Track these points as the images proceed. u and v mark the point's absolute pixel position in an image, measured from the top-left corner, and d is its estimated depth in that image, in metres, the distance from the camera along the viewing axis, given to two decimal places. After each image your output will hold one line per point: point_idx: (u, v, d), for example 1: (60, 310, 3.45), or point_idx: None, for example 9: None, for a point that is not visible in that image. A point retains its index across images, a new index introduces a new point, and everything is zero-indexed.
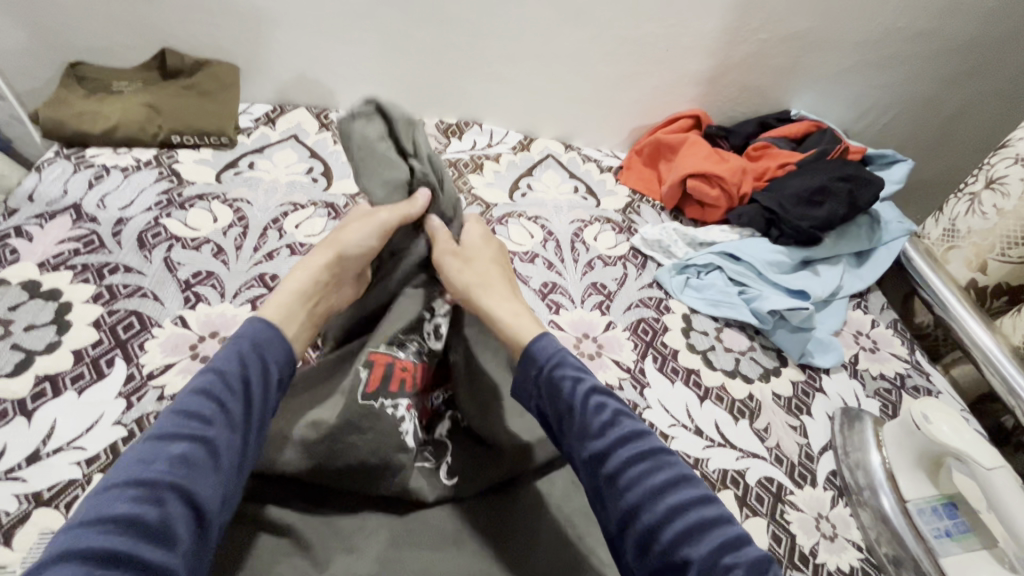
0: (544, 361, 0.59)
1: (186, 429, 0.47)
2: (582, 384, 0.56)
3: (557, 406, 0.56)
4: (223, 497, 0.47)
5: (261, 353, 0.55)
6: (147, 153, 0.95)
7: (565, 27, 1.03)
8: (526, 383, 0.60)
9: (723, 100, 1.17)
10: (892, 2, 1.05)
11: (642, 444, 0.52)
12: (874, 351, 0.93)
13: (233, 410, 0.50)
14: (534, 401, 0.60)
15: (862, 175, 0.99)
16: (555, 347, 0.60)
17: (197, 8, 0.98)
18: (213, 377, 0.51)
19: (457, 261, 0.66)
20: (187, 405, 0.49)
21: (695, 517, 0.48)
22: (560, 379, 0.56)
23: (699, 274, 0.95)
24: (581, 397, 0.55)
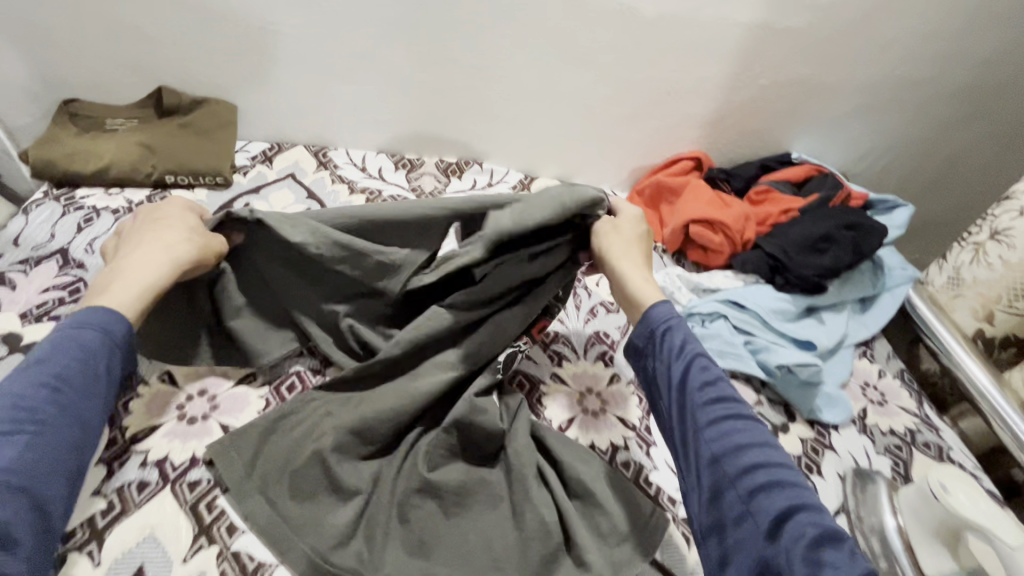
0: (659, 322, 0.67)
1: (18, 420, 0.51)
2: (688, 344, 0.65)
3: (665, 359, 0.65)
4: (69, 487, 0.53)
5: (110, 348, 0.59)
6: (140, 195, 0.93)
7: (566, 71, 1.03)
8: (637, 340, 0.69)
9: (724, 142, 1.17)
10: (892, 51, 1.05)
11: (733, 405, 0.60)
12: (883, 404, 0.91)
13: (73, 402, 0.55)
14: (641, 357, 0.68)
15: (864, 224, 0.99)
16: (669, 312, 0.68)
17: (194, 48, 0.97)
18: (62, 365, 0.55)
19: (610, 230, 0.75)
20: (26, 395, 0.53)
21: (774, 475, 0.53)
22: (672, 337, 0.65)
23: (704, 322, 0.93)
24: (687, 354, 0.63)
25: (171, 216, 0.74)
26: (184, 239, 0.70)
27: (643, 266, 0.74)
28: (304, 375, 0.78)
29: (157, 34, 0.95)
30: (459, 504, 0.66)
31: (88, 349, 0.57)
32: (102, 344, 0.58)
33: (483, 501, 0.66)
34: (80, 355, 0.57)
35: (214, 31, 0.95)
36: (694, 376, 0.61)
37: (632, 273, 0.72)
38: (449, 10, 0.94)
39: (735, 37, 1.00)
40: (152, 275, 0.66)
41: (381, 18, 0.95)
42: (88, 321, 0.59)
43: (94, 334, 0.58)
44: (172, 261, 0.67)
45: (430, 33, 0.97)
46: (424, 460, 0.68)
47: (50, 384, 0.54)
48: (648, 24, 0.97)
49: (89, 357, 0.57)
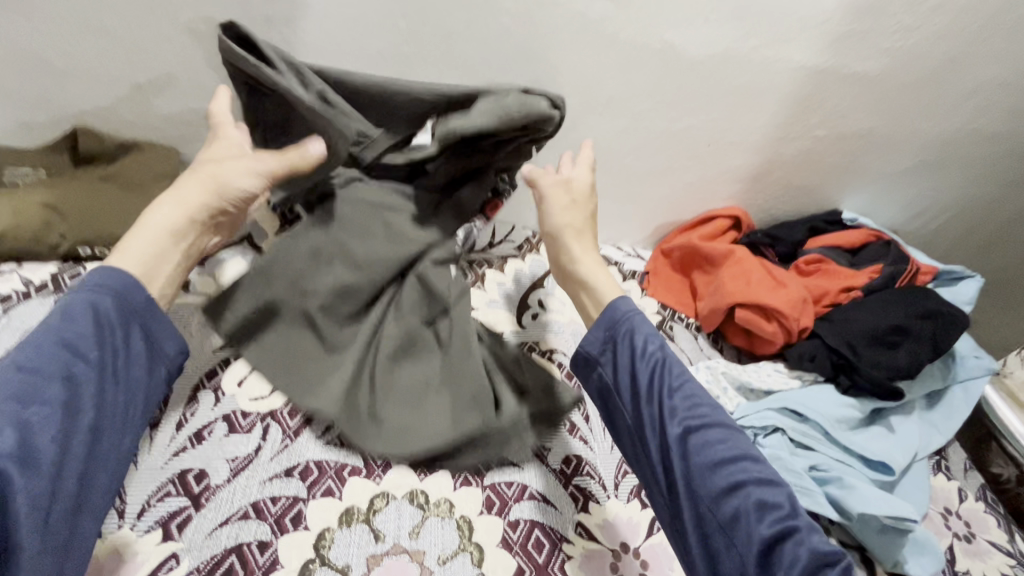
0: (620, 319, 0.62)
1: (27, 396, 0.44)
2: (652, 347, 0.59)
3: (630, 367, 0.59)
4: (74, 480, 0.46)
5: (131, 319, 0.52)
6: (43, 271, 0.72)
7: (589, 117, 0.84)
8: (597, 339, 0.63)
9: (766, 198, 1.00)
10: (972, 101, 0.88)
11: (709, 415, 0.56)
12: (970, 540, 0.75)
13: (87, 374, 0.48)
14: (600, 360, 0.62)
15: (944, 311, 0.82)
16: (629, 309, 0.62)
17: (116, 80, 0.75)
18: (78, 334, 0.48)
19: (558, 201, 0.68)
20: (42, 362, 0.46)
21: (758, 495, 0.51)
22: (641, 338, 0.60)
23: (757, 438, 0.76)
24: (653, 359, 0.58)
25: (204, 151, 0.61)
26: (197, 180, 0.57)
27: (590, 246, 0.69)
28: (246, 551, 0.55)
29: (67, 65, 0.73)
30: (406, 382, 0.67)
31: (104, 320, 0.50)
32: (118, 312, 0.51)
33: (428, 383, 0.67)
34: (95, 325, 0.49)
35: (143, 63, 0.74)
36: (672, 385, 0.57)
37: (580, 257, 0.68)
38: (447, 44, 0.74)
39: (795, 82, 0.82)
40: (162, 219, 0.55)
41: (360, 51, 0.74)
42: (100, 281, 0.51)
43: (109, 299, 0.51)
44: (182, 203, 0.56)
45: (422, 70, 0.77)
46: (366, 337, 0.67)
47: (65, 357, 0.47)
48: (692, 66, 0.79)
49: (107, 329, 0.50)
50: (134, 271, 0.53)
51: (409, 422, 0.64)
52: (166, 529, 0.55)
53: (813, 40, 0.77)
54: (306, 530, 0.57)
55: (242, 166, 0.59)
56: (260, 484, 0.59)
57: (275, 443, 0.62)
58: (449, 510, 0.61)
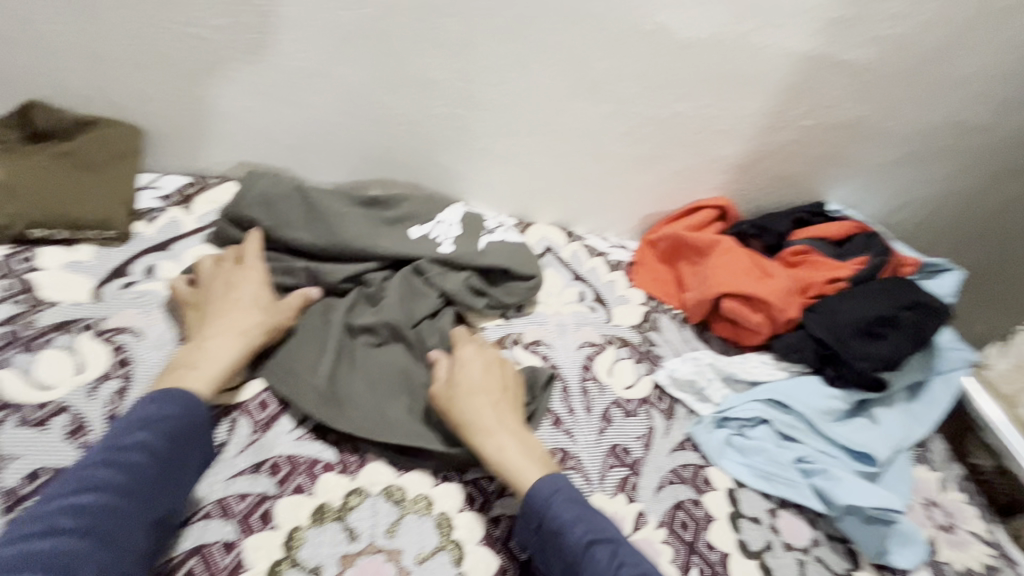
0: (536, 509, 0.55)
1: (112, 491, 0.47)
2: (579, 533, 0.52)
3: (558, 560, 0.53)
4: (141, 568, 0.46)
5: (197, 426, 0.54)
6: None
7: (576, 101, 0.81)
8: (529, 540, 0.55)
9: (753, 189, 0.99)
10: (958, 93, 0.88)
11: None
12: (952, 531, 0.75)
13: (160, 472, 0.50)
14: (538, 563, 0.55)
15: (929, 301, 0.82)
16: (549, 494, 0.55)
17: (74, 52, 0.70)
18: (148, 437, 0.51)
19: (445, 398, 0.62)
20: (117, 459, 0.49)
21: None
22: (559, 525, 0.53)
23: (743, 429, 0.75)
24: (580, 549, 0.52)
25: (235, 285, 0.66)
26: (257, 321, 0.63)
27: (500, 423, 0.61)
28: (209, 552, 0.52)
29: (17, 32, 0.68)
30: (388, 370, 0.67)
31: (175, 431, 0.52)
32: (183, 418, 0.53)
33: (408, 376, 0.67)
34: (164, 429, 0.52)
35: (101, 32, 0.69)
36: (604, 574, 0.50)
37: (489, 434, 0.59)
38: (430, 19, 0.71)
39: (784, 69, 0.81)
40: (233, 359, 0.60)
41: (338, 25, 0.71)
42: (172, 399, 0.54)
43: (174, 408, 0.53)
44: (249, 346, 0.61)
45: (402, 47, 0.73)
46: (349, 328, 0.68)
47: (142, 457, 0.49)
48: (682, 49, 0.77)
49: (175, 435, 0.52)
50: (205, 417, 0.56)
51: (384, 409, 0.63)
52: None
53: (804, 26, 0.76)
54: (274, 528, 0.54)
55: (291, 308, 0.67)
56: (228, 480, 0.56)
57: (245, 437, 0.60)
58: (427, 507, 0.59)
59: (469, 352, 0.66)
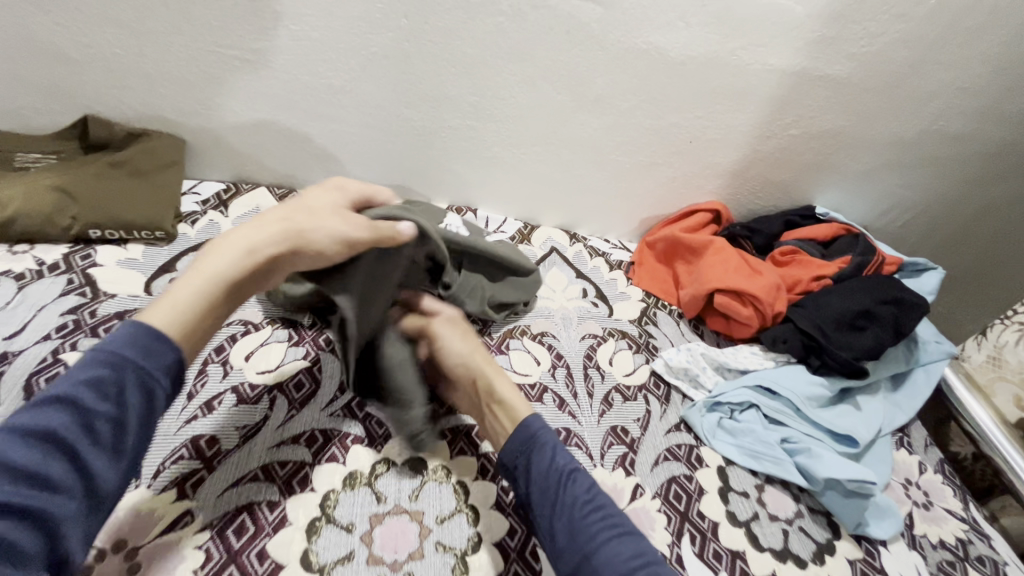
0: (526, 435, 0.62)
1: (40, 466, 0.43)
2: (562, 460, 0.61)
3: (539, 480, 0.60)
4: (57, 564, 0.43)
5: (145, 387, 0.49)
6: (54, 253, 0.75)
7: (580, 113, 0.89)
8: (511, 461, 0.62)
9: (744, 194, 1.06)
10: (933, 104, 0.95)
11: (622, 525, 0.57)
12: (928, 508, 0.81)
13: (87, 451, 0.45)
14: (512, 481, 0.62)
15: (907, 296, 0.88)
16: (539, 428, 0.63)
17: (129, 70, 0.78)
18: (95, 394, 0.46)
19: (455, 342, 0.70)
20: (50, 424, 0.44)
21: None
22: (548, 449, 0.61)
23: (733, 413, 0.82)
24: (564, 473, 0.59)
25: (307, 193, 0.61)
26: (276, 222, 0.57)
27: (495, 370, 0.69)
28: (256, 510, 0.58)
29: (80, 55, 0.76)
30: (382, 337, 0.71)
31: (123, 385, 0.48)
32: (124, 382, 0.48)
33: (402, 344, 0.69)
34: (101, 396, 0.46)
35: (153, 54, 0.77)
36: (579, 495, 0.58)
37: (495, 377, 0.68)
38: (447, 41, 0.79)
39: (770, 83, 0.88)
40: (224, 265, 0.54)
41: (364, 47, 0.79)
42: (133, 340, 0.49)
43: (111, 371, 0.47)
44: (247, 250, 0.55)
45: (421, 67, 0.81)
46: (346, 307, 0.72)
47: (77, 422, 0.45)
48: (675, 66, 0.84)
49: (106, 404, 0.46)
50: (169, 319, 0.51)
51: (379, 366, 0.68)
52: (181, 488, 0.58)
53: (788, 45, 0.83)
54: (312, 491, 0.61)
55: (328, 225, 0.57)
56: (268, 449, 0.63)
57: (281, 412, 0.66)
58: (445, 476, 0.66)
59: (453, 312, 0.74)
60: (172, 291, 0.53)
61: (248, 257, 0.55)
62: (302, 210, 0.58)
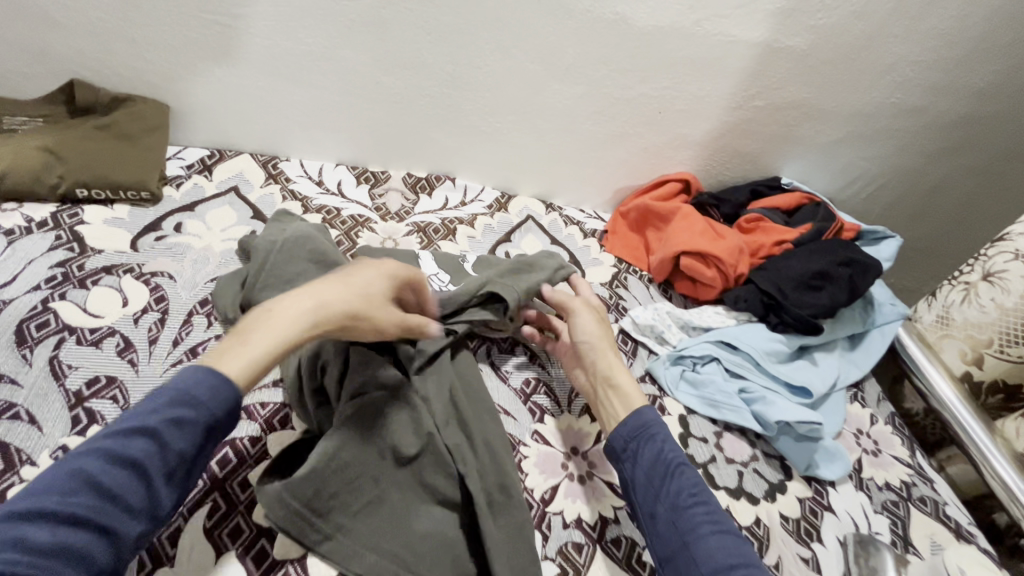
0: (636, 425, 0.67)
1: (116, 489, 0.44)
2: (669, 453, 0.65)
3: (646, 467, 0.64)
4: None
5: (211, 427, 0.49)
6: (43, 211, 0.78)
7: (553, 83, 0.92)
8: (620, 447, 0.67)
9: (714, 165, 1.10)
10: (890, 77, 1.00)
11: (719, 523, 0.60)
12: (876, 454, 0.86)
13: (159, 489, 0.46)
14: (619, 467, 0.67)
15: (861, 259, 0.93)
16: (653, 418, 0.68)
17: (114, 35, 0.80)
18: (173, 429, 0.47)
19: (586, 321, 0.76)
20: (129, 452, 0.45)
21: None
22: (656, 440, 0.66)
23: (695, 366, 0.86)
24: (672, 464, 0.64)
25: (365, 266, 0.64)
26: (343, 300, 0.58)
27: (615, 352, 0.74)
28: (238, 444, 0.62)
29: (67, 18, 0.78)
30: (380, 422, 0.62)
31: (192, 425, 0.48)
32: (197, 423, 0.48)
33: (432, 445, 0.63)
34: (179, 433, 0.47)
35: (138, 19, 0.79)
36: (684, 488, 0.62)
37: (614, 363, 0.73)
38: (422, 9, 0.82)
39: (734, 54, 0.92)
40: (290, 329, 0.54)
41: (343, 14, 0.82)
42: (212, 384, 0.49)
43: (190, 411, 0.48)
44: (309, 316, 0.55)
45: (398, 34, 0.84)
46: (368, 375, 0.64)
47: (151, 454, 0.46)
48: (643, 36, 0.88)
49: (175, 444, 0.47)
50: (239, 374, 0.51)
51: (349, 486, 0.59)
52: None
53: (749, 16, 0.87)
54: (291, 429, 0.65)
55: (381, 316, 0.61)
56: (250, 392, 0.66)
57: None
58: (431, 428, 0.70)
59: (591, 298, 0.82)
60: (241, 351, 0.52)
61: (312, 322, 0.56)
62: (360, 288, 0.60)
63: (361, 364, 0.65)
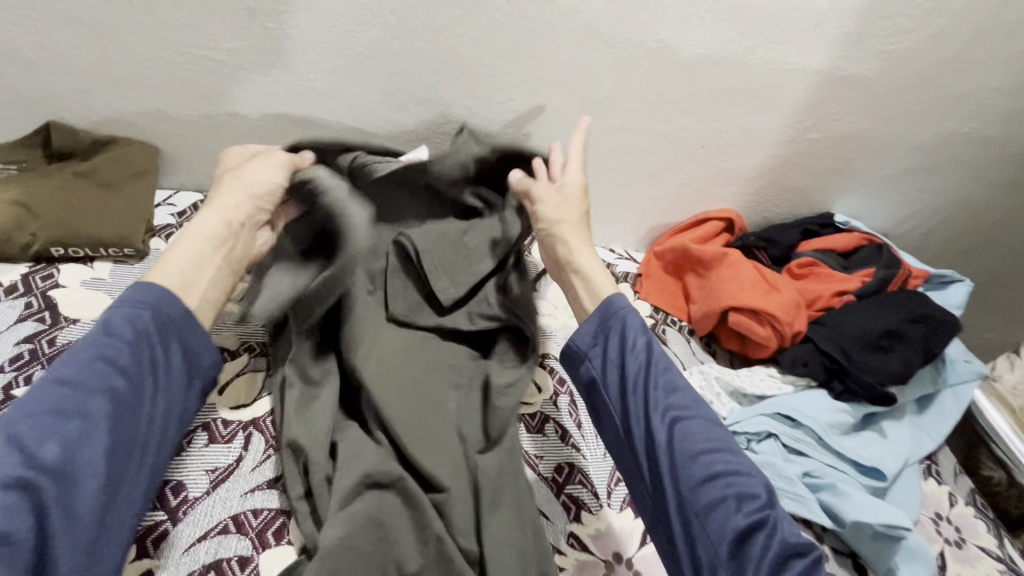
0: (608, 313, 0.60)
1: (94, 395, 0.48)
2: (638, 337, 0.58)
3: (616, 353, 0.58)
4: (103, 505, 0.47)
5: (168, 331, 0.53)
6: (13, 274, 0.70)
7: (584, 118, 0.82)
8: (586, 338, 0.61)
9: (760, 201, 0.99)
10: (966, 105, 0.88)
11: (694, 410, 0.55)
12: (961, 546, 0.75)
13: (136, 392, 0.50)
14: (586, 355, 0.61)
15: (935, 316, 0.82)
16: (622, 304, 0.60)
17: (94, 73, 0.72)
18: (130, 338, 0.50)
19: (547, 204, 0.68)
20: (92, 367, 0.48)
21: (735, 486, 0.51)
22: (627, 328, 0.58)
23: (750, 443, 0.76)
24: (639, 349, 0.57)
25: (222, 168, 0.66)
26: (232, 192, 0.61)
27: (582, 235, 0.67)
28: (225, 567, 0.52)
29: (41, 57, 0.70)
30: (380, 534, 0.54)
31: (146, 333, 0.52)
32: (151, 325, 0.52)
33: (439, 554, 0.53)
34: (138, 342, 0.51)
35: (119, 55, 0.70)
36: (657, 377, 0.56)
37: (577, 250, 0.65)
38: (438, 39, 0.72)
39: (790, 84, 0.81)
40: (201, 228, 0.58)
41: (349, 47, 0.72)
42: (144, 296, 0.53)
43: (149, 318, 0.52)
44: (217, 217, 0.60)
45: (411, 67, 0.75)
46: (360, 476, 0.56)
47: (113, 368, 0.49)
48: (688, 66, 0.77)
49: (142, 345, 0.51)
50: (174, 281, 0.55)
51: None
52: (142, 544, 0.53)
53: (811, 42, 0.76)
54: (288, 543, 0.55)
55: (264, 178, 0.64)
56: (240, 496, 0.57)
57: (256, 453, 0.61)
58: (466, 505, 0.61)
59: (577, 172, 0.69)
60: (169, 264, 0.56)
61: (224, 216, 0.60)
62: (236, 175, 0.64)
63: (350, 459, 0.57)
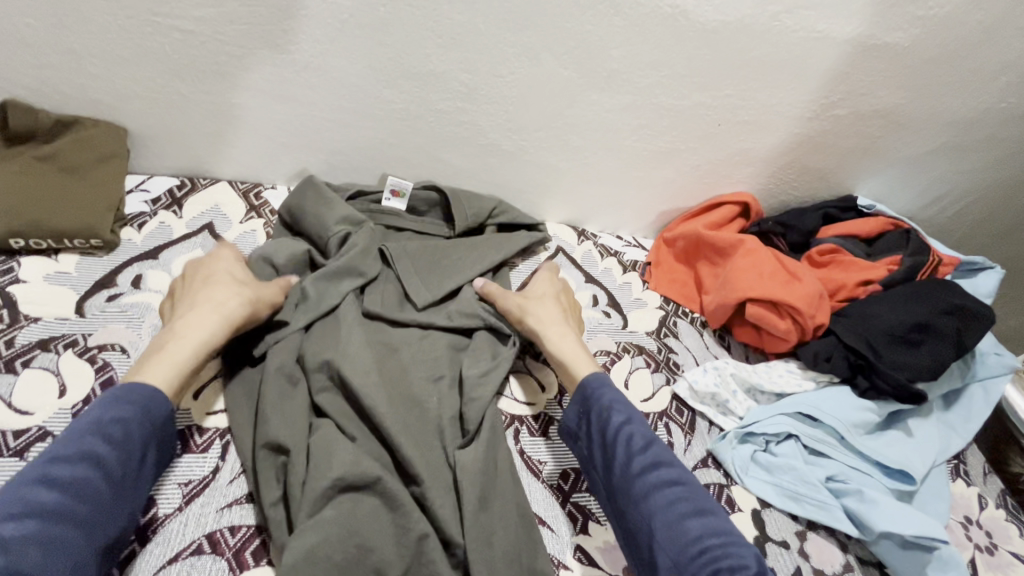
0: (587, 395, 0.60)
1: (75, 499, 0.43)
2: (616, 416, 0.58)
3: (597, 433, 0.58)
4: None
5: (150, 436, 0.50)
6: None
7: (591, 93, 0.75)
8: (574, 423, 0.61)
9: (778, 183, 0.92)
10: (1006, 78, 0.81)
11: (678, 483, 0.54)
12: (992, 551, 0.70)
13: (115, 496, 0.46)
14: (574, 443, 0.61)
15: (970, 307, 0.77)
16: (603, 381, 0.62)
17: (50, 45, 0.65)
18: (114, 442, 0.47)
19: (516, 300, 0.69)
20: (72, 470, 0.44)
21: (728, 559, 0.47)
22: (605, 407, 0.59)
23: (768, 445, 0.71)
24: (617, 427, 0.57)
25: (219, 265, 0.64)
26: (234, 293, 0.60)
27: (559, 322, 0.69)
28: None
29: None
30: (359, 541, 0.50)
31: (132, 437, 0.48)
32: (138, 428, 0.49)
33: (421, 554, 0.51)
34: (123, 444, 0.47)
35: (77, 25, 0.63)
36: (637, 456, 0.55)
37: (555, 334, 0.67)
38: (431, 5, 0.65)
39: (817, 54, 0.74)
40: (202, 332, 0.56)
41: (332, 14, 0.65)
42: (131, 399, 0.49)
43: (134, 418, 0.49)
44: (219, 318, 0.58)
45: (401, 37, 0.68)
46: (333, 480, 0.52)
47: (97, 468, 0.45)
48: (706, 34, 0.70)
49: (130, 449, 0.48)
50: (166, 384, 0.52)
51: None
52: None
53: (843, 7, 0.69)
54: (268, 564, 0.51)
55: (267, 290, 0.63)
56: (216, 512, 0.53)
57: (235, 464, 0.56)
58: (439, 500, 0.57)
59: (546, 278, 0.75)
60: (161, 364, 0.53)
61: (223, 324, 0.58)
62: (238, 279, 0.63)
63: (324, 461, 0.53)
